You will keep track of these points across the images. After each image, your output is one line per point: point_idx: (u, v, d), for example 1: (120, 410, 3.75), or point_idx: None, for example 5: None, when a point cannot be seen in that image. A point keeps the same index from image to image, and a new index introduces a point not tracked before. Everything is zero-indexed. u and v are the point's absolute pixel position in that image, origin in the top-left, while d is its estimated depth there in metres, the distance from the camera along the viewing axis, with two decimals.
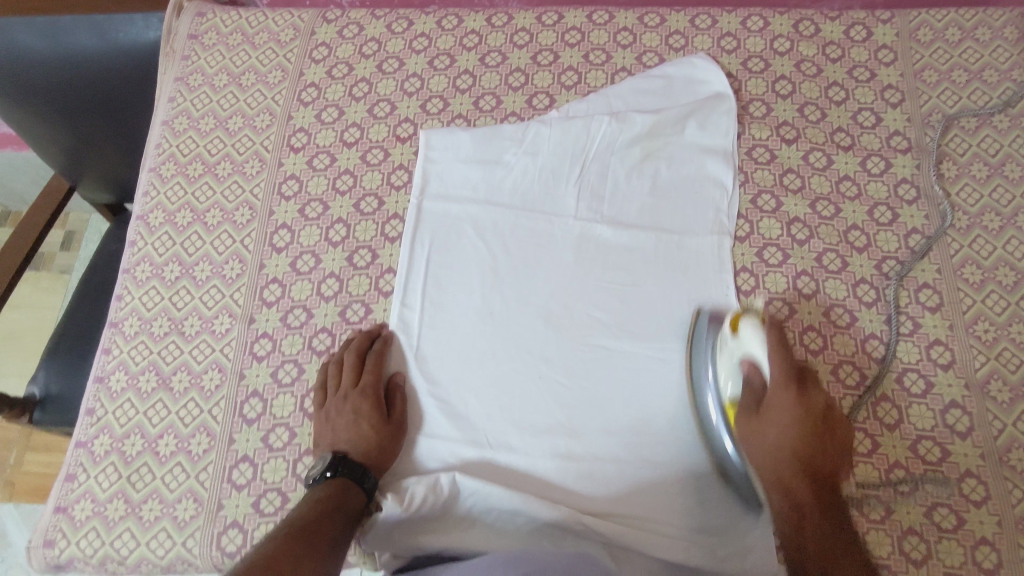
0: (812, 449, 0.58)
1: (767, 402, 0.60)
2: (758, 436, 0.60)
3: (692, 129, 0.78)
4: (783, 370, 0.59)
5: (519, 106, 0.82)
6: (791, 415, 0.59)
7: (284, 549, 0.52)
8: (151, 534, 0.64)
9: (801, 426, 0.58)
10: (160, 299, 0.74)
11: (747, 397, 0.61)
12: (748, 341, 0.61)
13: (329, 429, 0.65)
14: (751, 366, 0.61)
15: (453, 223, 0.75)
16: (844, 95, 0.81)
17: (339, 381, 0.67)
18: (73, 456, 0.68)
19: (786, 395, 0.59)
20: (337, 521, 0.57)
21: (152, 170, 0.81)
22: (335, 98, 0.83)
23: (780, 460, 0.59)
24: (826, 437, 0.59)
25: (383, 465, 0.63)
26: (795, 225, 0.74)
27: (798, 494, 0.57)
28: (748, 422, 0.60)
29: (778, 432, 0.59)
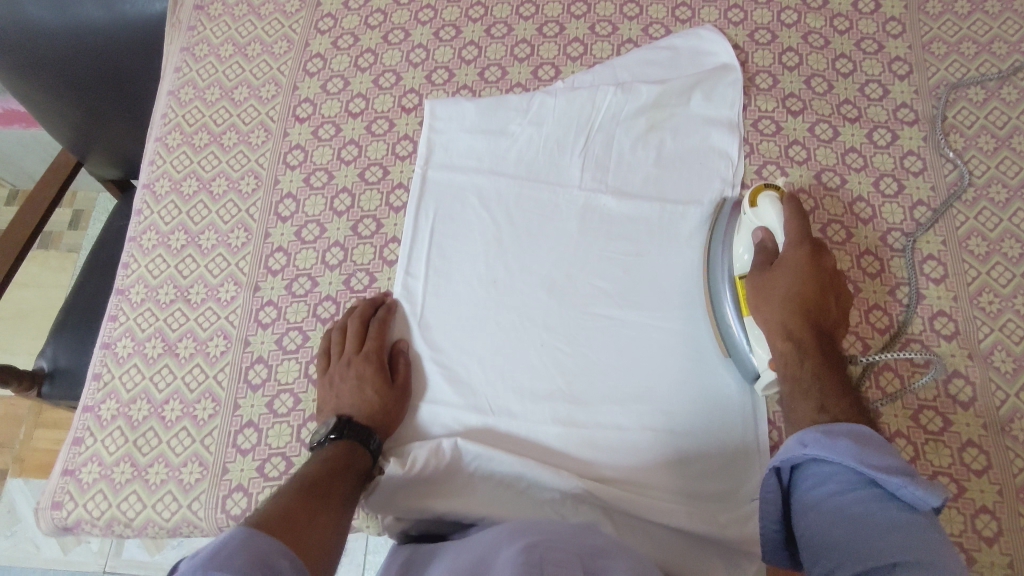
0: (817, 300, 0.60)
1: (781, 259, 0.62)
2: (769, 290, 0.61)
3: (697, 100, 0.77)
4: (796, 229, 0.62)
5: (524, 77, 0.81)
6: (805, 270, 0.61)
7: (299, 504, 0.52)
8: (156, 497, 0.65)
9: (815, 280, 0.60)
10: (167, 267, 0.75)
11: (761, 258, 0.63)
12: (765, 208, 0.64)
13: (332, 395, 0.65)
14: (765, 232, 0.64)
15: (457, 192, 0.75)
16: (852, 67, 0.80)
17: (342, 347, 0.67)
18: (80, 420, 0.69)
19: (800, 252, 0.61)
20: (346, 479, 0.58)
21: (158, 140, 0.82)
22: (340, 68, 0.83)
23: (788, 311, 0.60)
24: (833, 295, 0.61)
25: (388, 428, 0.64)
26: (799, 196, 0.74)
27: (803, 341, 0.59)
28: (760, 276, 0.62)
29: (791, 283, 0.60)
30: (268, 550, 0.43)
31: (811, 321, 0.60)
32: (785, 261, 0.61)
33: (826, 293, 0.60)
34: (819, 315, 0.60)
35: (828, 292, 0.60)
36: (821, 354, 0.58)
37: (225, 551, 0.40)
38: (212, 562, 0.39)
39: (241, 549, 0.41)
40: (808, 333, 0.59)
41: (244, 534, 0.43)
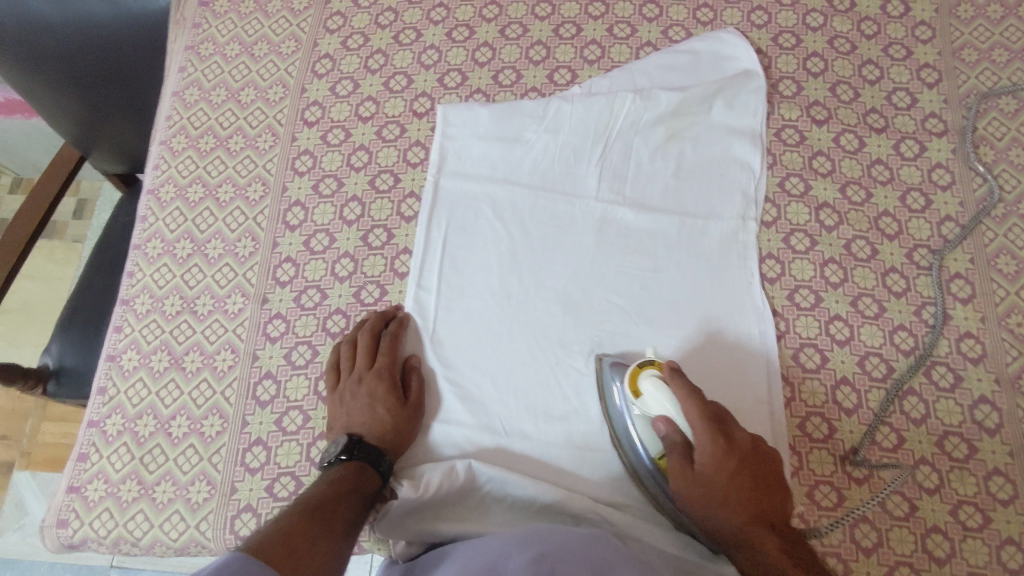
0: (754, 494, 0.54)
1: (699, 460, 0.54)
2: (705, 500, 0.54)
3: (719, 108, 0.75)
4: (701, 422, 0.54)
5: (540, 81, 0.79)
6: (728, 464, 0.54)
7: (301, 528, 0.50)
8: (164, 516, 0.64)
9: (744, 475, 0.54)
10: (172, 277, 0.73)
11: (676, 459, 0.55)
12: (655, 398, 0.56)
13: (343, 413, 0.63)
14: (666, 425, 0.56)
15: (470, 202, 0.73)
16: (879, 73, 0.77)
17: (353, 363, 0.66)
18: (86, 436, 0.68)
19: (714, 447, 0.54)
20: (353, 502, 0.56)
21: (163, 143, 0.79)
22: (350, 70, 0.81)
23: (738, 516, 0.54)
24: (763, 478, 0.55)
25: (400, 449, 0.62)
26: (823, 211, 0.72)
27: (769, 554, 0.52)
28: (691, 486, 0.54)
29: (723, 489, 0.54)
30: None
31: (765, 521, 0.53)
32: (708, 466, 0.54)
33: (757, 479, 0.54)
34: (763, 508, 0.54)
35: (758, 476, 0.54)
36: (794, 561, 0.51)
37: None
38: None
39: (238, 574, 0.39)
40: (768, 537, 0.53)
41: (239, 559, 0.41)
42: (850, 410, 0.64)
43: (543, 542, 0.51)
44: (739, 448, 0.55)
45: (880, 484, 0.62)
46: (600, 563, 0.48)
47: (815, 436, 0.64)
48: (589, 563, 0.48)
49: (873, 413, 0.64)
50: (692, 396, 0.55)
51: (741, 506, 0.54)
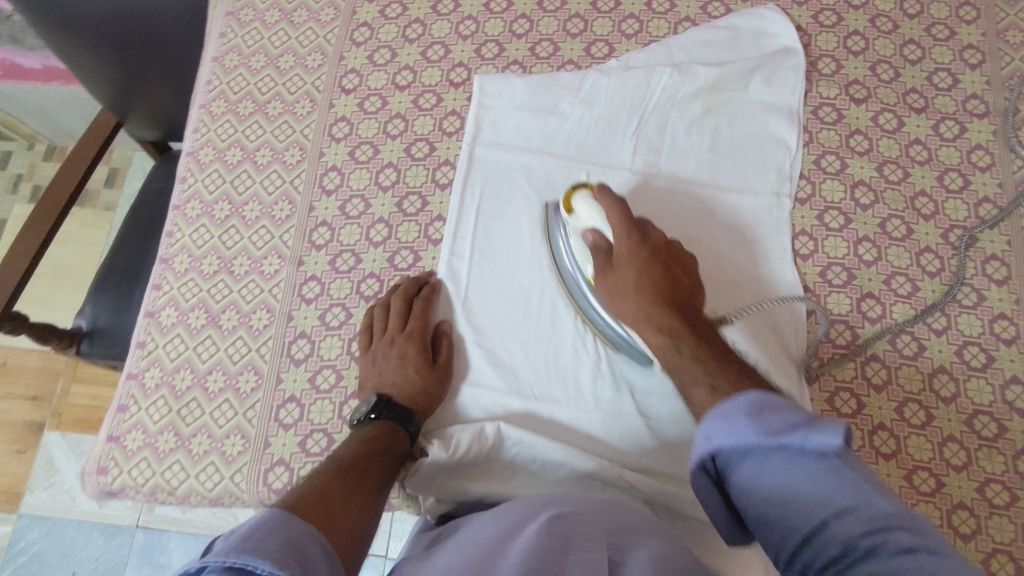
0: (666, 279, 0.56)
1: (617, 255, 0.58)
2: (620, 288, 0.57)
3: (757, 85, 0.75)
4: (620, 217, 0.59)
5: (577, 53, 0.79)
6: (639, 254, 0.57)
7: (338, 488, 0.50)
8: (200, 467, 0.65)
9: (654, 264, 0.57)
10: (210, 237, 0.74)
11: (600, 259, 0.59)
12: (585, 211, 0.61)
13: (375, 372, 0.65)
14: (593, 234, 0.60)
15: (505, 172, 0.73)
16: (920, 53, 0.77)
17: (385, 326, 0.67)
18: (125, 387, 0.70)
19: (630, 239, 0.58)
20: (383, 463, 0.56)
21: (203, 107, 0.81)
22: (388, 38, 0.81)
23: (646, 300, 0.55)
24: (678, 272, 0.57)
25: (429, 410, 0.63)
26: (859, 189, 0.72)
27: (668, 323, 0.53)
28: (609, 277, 0.58)
29: (637, 275, 0.56)
30: (302, 536, 0.41)
31: (673, 304, 0.54)
32: (623, 258, 0.58)
33: (670, 268, 0.57)
34: (677, 295, 0.55)
35: (671, 267, 0.57)
36: (689, 330, 0.52)
37: (259, 533, 0.38)
38: (245, 543, 0.37)
39: (273, 533, 0.39)
40: (672, 316, 0.53)
41: (278, 517, 0.42)
42: (880, 385, 0.64)
43: (566, 503, 0.53)
44: (655, 244, 0.58)
45: (908, 461, 0.62)
46: (619, 529, 0.50)
47: (844, 410, 0.64)
48: (608, 528, 0.49)
49: (902, 390, 0.64)
50: (612, 201, 0.60)
51: (653, 292, 0.55)
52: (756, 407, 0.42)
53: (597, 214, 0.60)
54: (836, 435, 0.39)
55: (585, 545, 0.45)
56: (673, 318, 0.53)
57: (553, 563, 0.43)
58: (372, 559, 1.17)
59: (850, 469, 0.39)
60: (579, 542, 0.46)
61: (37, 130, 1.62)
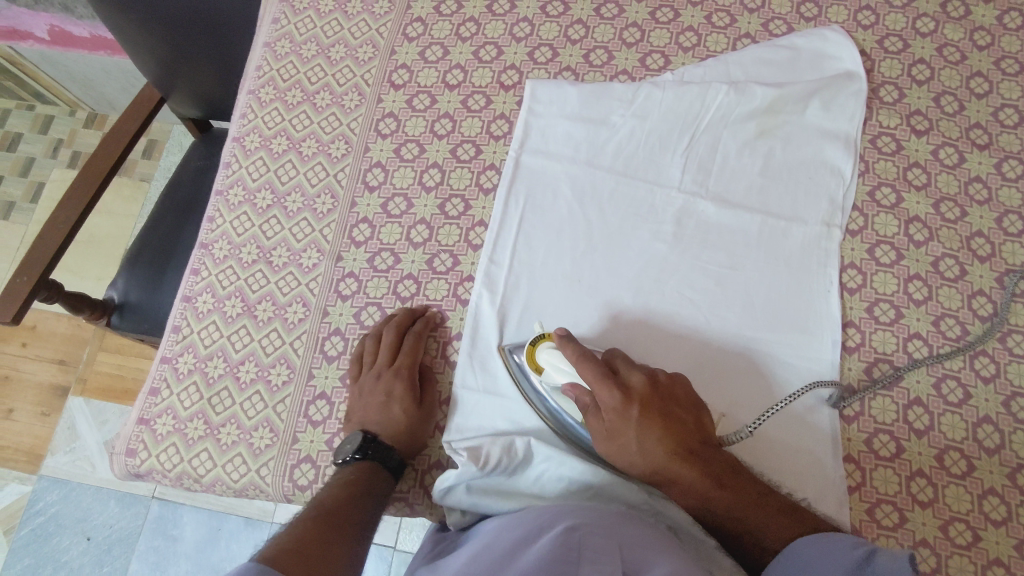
0: (668, 430, 0.56)
1: (609, 420, 0.57)
2: (626, 453, 0.56)
3: (815, 109, 0.73)
4: (595, 377, 0.57)
5: (631, 64, 0.77)
6: (630, 412, 0.56)
7: (312, 534, 0.52)
8: (227, 458, 0.65)
9: (651, 419, 0.56)
10: (251, 225, 0.74)
11: (591, 420, 0.58)
12: (555, 368, 0.60)
13: (360, 406, 0.64)
14: (570, 390, 0.59)
15: (550, 182, 0.72)
16: (988, 87, 0.74)
17: (374, 358, 0.66)
18: (158, 370, 0.70)
19: (614, 398, 0.57)
20: (365, 505, 0.58)
21: (251, 93, 0.81)
22: (440, 35, 0.80)
23: (658, 463, 0.55)
24: (673, 412, 0.57)
25: (412, 449, 0.64)
26: (913, 224, 0.70)
27: (695, 485, 0.54)
28: (606, 440, 0.57)
29: (640, 437, 0.55)
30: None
31: (690, 457, 0.55)
32: (616, 420, 0.56)
33: (665, 415, 0.56)
34: (687, 445, 0.55)
35: (666, 412, 0.56)
36: (715, 485, 0.54)
37: None
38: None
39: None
40: (693, 474, 0.55)
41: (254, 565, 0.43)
42: (921, 431, 0.63)
43: (580, 513, 0.52)
44: (638, 391, 0.57)
45: (944, 510, 0.60)
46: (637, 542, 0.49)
47: (882, 453, 0.62)
48: (621, 538, 0.48)
49: (944, 438, 0.62)
50: (580, 357, 0.58)
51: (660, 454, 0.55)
52: (819, 543, 0.49)
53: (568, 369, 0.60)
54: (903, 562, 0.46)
55: (595, 558, 0.45)
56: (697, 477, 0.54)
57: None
58: (379, 551, 1.17)
59: None
60: (588, 554, 0.45)
61: (80, 97, 1.64)
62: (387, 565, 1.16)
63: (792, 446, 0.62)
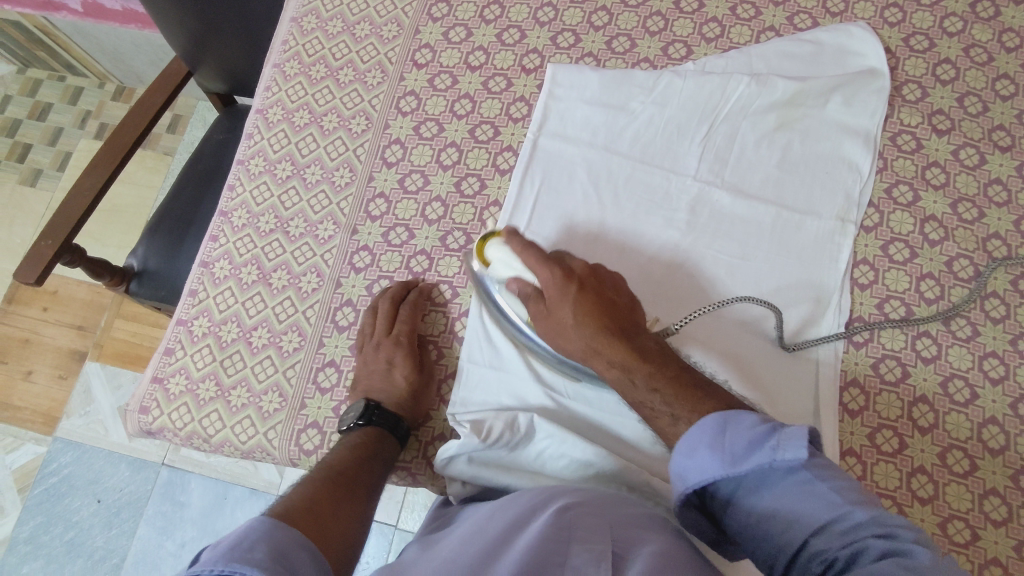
0: (604, 309, 0.55)
1: (548, 295, 0.57)
2: (561, 325, 0.56)
3: (836, 104, 0.73)
4: (539, 259, 0.59)
5: (653, 52, 0.78)
6: (568, 289, 0.56)
7: (324, 495, 0.53)
8: (236, 419, 0.67)
9: (586, 297, 0.55)
10: (270, 195, 0.75)
11: (534, 302, 0.59)
12: (503, 262, 0.62)
13: (364, 374, 0.65)
14: (516, 280, 0.60)
15: (567, 166, 0.73)
16: (1014, 89, 0.73)
17: (374, 328, 0.67)
18: (174, 332, 0.71)
19: (553, 278, 0.57)
20: (373, 468, 0.59)
21: (276, 66, 0.82)
22: (465, 17, 0.81)
23: (590, 333, 0.54)
24: (611, 298, 0.56)
25: (417, 411, 0.66)
26: (929, 223, 0.69)
27: (619, 358, 0.53)
28: (546, 320, 0.57)
29: (574, 309, 0.55)
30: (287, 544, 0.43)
31: (622, 334, 0.54)
32: (554, 294, 0.57)
33: (603, 295, 0.56)
34: (621, 324, 0.54)
35: (604, 294, 0.56)
36: (638, 358, 0.52)
37: (245, 543, 0.41)
38: (234, 552, 0.39)
39: (260, 542, 0.41)
40: (621, 349, 0.53)
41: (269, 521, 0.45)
42: (924, 429, 0.62)
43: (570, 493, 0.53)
44: (580, 273, 0.58)
45: (944, 508, 0.60)
46: (631, 524, 0.49)
47: (884, 448, 0.62)
48: (613, 518, 0.49)
49: (948, 436, 0.62)
50: (523, 244, 0.60)
51: (593, 326, 0.54)
52: (719, 426, 0.46)
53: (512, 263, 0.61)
54: (800, 439, 0.43)
55: (586, 537, 0.45)
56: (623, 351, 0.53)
57: (555, 555, 0.43)
58: (380, 527, 1.18)
59: (817, 478, 0.42)
60: (580, 535, 0.45)
61: (109, 70, 1.66)
62: (387, 542, 1.17)
63: (733, 352, 0.65)
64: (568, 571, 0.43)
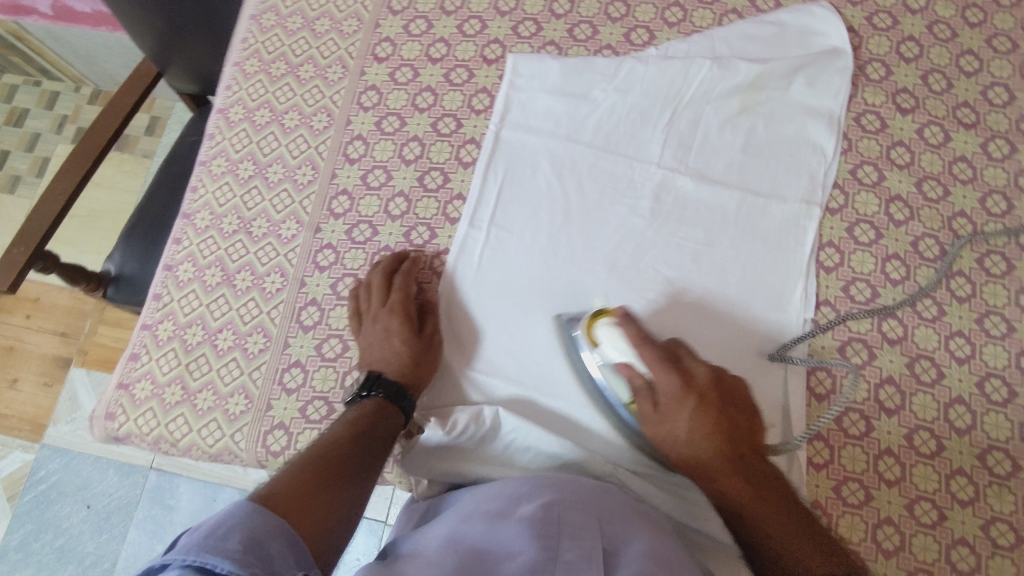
0: (726, 428, 0.54)
1: (663, 404, 0.56)
2: (672, 439, 0.55)
3: (799, 85, 0.72)
4: (653, 361, 0.56)
5: (616, 38, 0.77)
6: (686, 401, 0.55)
7: (312, 473, 0.51)
8: (202, 422, 0.66)
9: (707, 410, 0.54)
10: (232, 196, 0.75)
11: (643, 400, 0.57)
12: (611, 345, 0.58)
13: (366, 351, 0.64)
14: (625, 368, 0.57)
15: (530, 156, 0.72)
16: (978, 65, 0.73)
17: (369, 304, 0.66)
18: (139, 337, 0.71)
19: (674, 384, 0.55)
20: (368, 445, 0.57)
21: (236, 65, 0.81)
22: (425, 9, 0.80)
23: (704, 456, 0.54)
24: (733, 415, 0.55)
25: (421, 378, 0.63)
26: (894, 203, 0.69)
27: (734, 490, 0.53)
28: (656, 427, 0.56)
29: (690, 426, 0.55)
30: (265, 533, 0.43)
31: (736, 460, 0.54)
32: (668, 403, 0.56)
33: (726, 412, 0.55)
34: (737, 443, 0.54)
35: (728, 410, 0.55)
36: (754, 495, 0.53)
37: (219, 533, 0.40)
38: (208, 542, 0.39)
39: (236, 530, 0.41)
40: (736, 476, 0.53)
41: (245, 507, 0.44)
42: (891, 410, 0.62)
43: (556, 486, 0.51)
44: (699, 382, 0.56)
45: (911, 489, 0.60)
46: (611, 514, 0.49)
47: (851, 432, 0.62)
48: (598, 512, 0.48)
49: (914, 417, 0.62)
50: (640, 335, 0.57)
51: (709, 449, 0.54)
52: None
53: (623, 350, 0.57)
54: None
55: (576, 533, 0.45)
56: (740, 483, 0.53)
57: (547, 556, 0.43)
58: (370, 524, 1.18)
59: None
60: (569, 528, 0.45)
61: (85, 73, 1.65)
62: (377, 539, 1.17)
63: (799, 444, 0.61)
64: (560, 566, 0.43)
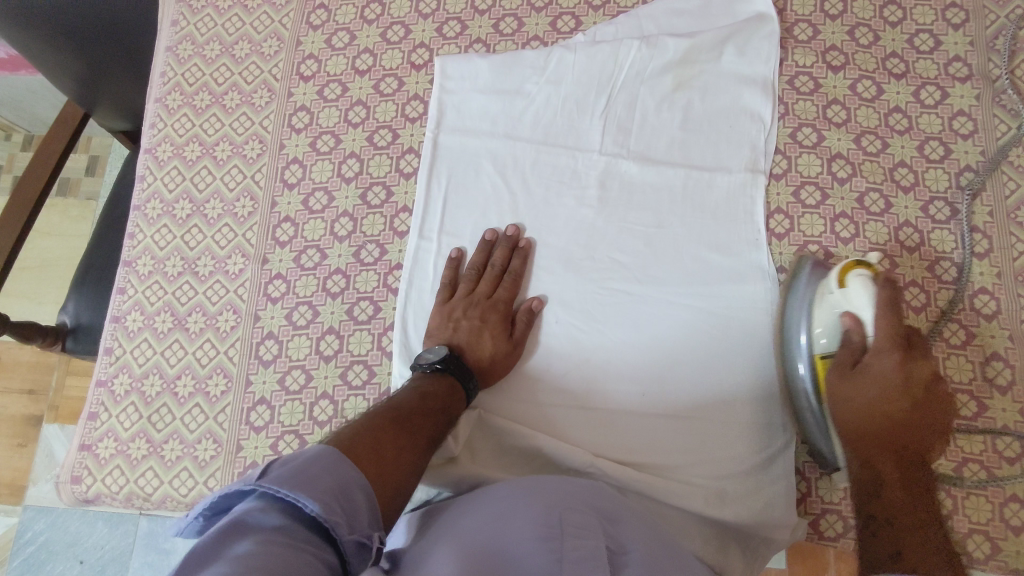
0: (911, 419, 0.52)
1: (871, 370, 0.53)
2: (847, 397, 0.53)
3: (730, 55, 0.72)
4: (890, 331, 0.52)
5: (542, 28, 0.76)
6: (895, 383, 0.52)
7: (388, 437, 0.49)
8: (172, 473, 0.65)
9: (907, 394, 0.52)
10: (173, 238, 0.73)
11: (845, 355, 0.54)
12: (857, 294, 0.54)
13: (449, 326, 0.63)
14: (852, 320, 0.54)
15: (471, 159, 0.71)
16: (901, 15, 0.73)
17: (473, 287, 0.65)
18: (95, 394, 0.69)
19: (891, 362, 0.52)
20: (438, 420, 0.55)
21: (158, 101, 0.79)
22: (345, 21, 0.79)
23: (865, 423, 0.52)
24: (925, 411, 0.52)
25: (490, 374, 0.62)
26: (836, 161, 0.69)
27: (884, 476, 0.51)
28: (843, 380, 0.53)
29: (876, 399, 0.52)
30: (344, 484, 0.42)
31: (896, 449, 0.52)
32: (872, 370, 0.53)
33: (917, 408, 0.52)
34: (902, 438, 0.52)
35: (919, 407, 0.52)
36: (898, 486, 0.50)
37: (310, 473, 0.40)
38: (297, 480, 0.40)
39: (326, 475, 0.41)
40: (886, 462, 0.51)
41: (331, 455, 0.43)
42: None
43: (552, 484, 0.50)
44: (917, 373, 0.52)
45: None
46: (605, 509, 0.49)
47: None
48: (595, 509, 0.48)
49: None
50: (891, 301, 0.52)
51: (880, 417, 0.52)
52: None
53: (867, 304, 0.53)
54: None
55: (578, 533, 0.45)
56: (891, 469, 0.51)
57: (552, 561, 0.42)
58: None
59: None
60: (571, 529, 0.45)
61: (14, 121, 1.59)
62: None
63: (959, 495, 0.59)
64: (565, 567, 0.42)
